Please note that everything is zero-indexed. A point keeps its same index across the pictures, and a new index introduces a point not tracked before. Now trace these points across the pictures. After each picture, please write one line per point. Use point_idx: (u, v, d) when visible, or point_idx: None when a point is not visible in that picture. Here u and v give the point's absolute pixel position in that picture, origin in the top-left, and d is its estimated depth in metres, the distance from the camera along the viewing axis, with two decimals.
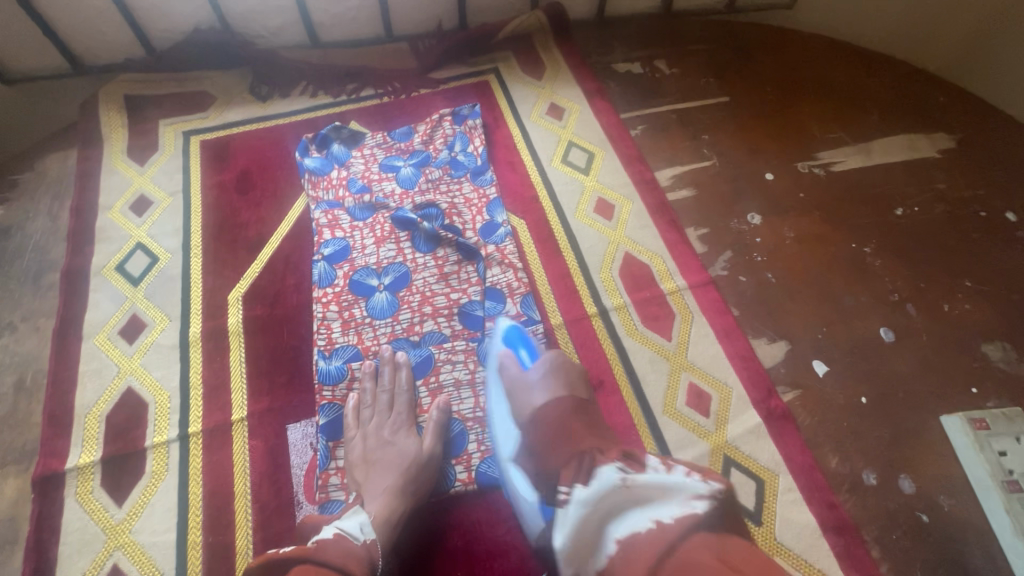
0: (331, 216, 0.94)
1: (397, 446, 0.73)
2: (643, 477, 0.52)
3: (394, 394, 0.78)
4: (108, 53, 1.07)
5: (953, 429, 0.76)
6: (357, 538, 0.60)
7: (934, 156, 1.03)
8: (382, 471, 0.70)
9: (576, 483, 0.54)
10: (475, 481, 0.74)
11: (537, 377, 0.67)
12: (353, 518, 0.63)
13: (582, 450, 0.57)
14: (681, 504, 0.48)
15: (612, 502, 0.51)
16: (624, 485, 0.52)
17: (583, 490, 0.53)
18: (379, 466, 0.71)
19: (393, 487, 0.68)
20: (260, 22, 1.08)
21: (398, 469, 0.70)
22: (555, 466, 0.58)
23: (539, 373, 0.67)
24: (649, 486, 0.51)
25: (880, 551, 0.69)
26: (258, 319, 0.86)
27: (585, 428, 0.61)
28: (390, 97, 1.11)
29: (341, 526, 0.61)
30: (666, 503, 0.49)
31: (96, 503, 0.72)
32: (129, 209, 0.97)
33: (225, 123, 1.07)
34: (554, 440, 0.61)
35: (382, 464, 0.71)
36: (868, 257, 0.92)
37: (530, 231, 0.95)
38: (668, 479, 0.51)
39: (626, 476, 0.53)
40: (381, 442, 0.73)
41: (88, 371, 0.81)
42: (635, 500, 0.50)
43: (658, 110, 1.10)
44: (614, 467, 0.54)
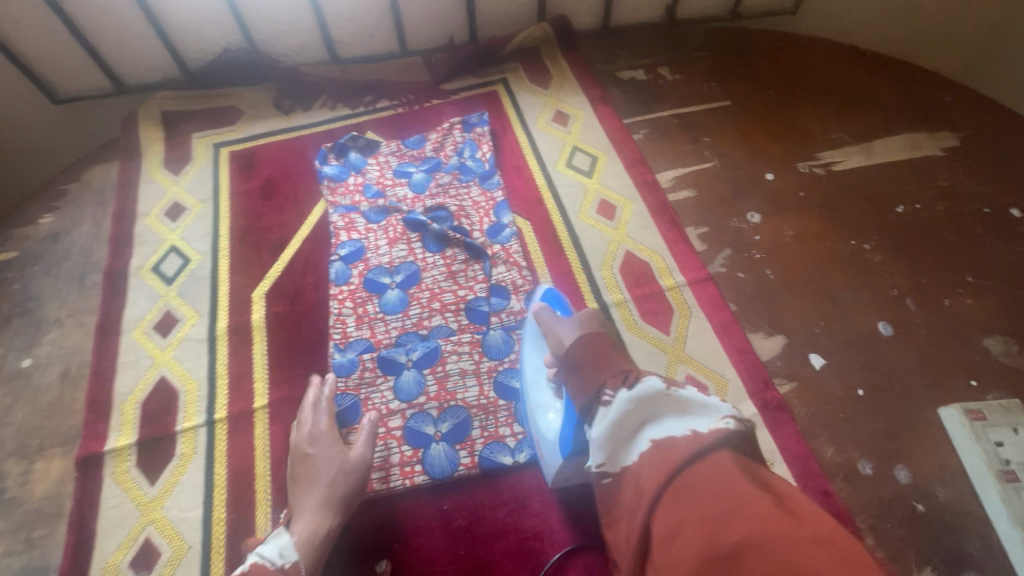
0: (347, 219, 1.00)
1: (319, 459, 0.74)
2: (688, 389, 0.49)
3: (320, 412, 0.79)
4: (146, 73, 1.17)
5: (950, 421, 0.77)
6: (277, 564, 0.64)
7: (937, 154, 1.04)
8: (306, 494, 0.71)
9: (620, 386, 0.51)
10: (477, 465, 0.78)
11: (572, 324, 0.68)
12: (274, 542, 0.67)
13: (622, 367, 0.53)
14: (716, 419, 0.46)
15: (656, 407, 0.49)
16: (667, 392, 0.49)
17: (628, 391, 0.50)
18: (303, 482, 0.72)
19: (315, 502, 0.70)
20: (284, 42, 1.17)
21: (318, 484, 0.71)
22: (594, 383, 0.54)
23: (574, 319, 0.68)
24: (691, 398, 0.49)
25: (874, 538, 0.70)
26: (279, 315, 0.92)
27: (616, 349, 0.57)
28: (404, 108, 1.18)
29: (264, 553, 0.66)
30: (703, 416, 0.47)
31: (131, 482, 0.78)
32: (164, 215, 1.05)
33: (252, 134, 1.15)
34: (587, 360, 0.56)
35: (305, 480, 0.72)
36: (867, 254, 0.93)
37: (534, 231, 0.99)
38: (706, 393, 0.48)
39: (670, 386, 0.50)
40: (304, 458, 0.74)
41: (126, 362, 0.88)
42: (677, 407, 0.48)
43: (660, 115, 1.13)
44: (660, 376, 0.50)
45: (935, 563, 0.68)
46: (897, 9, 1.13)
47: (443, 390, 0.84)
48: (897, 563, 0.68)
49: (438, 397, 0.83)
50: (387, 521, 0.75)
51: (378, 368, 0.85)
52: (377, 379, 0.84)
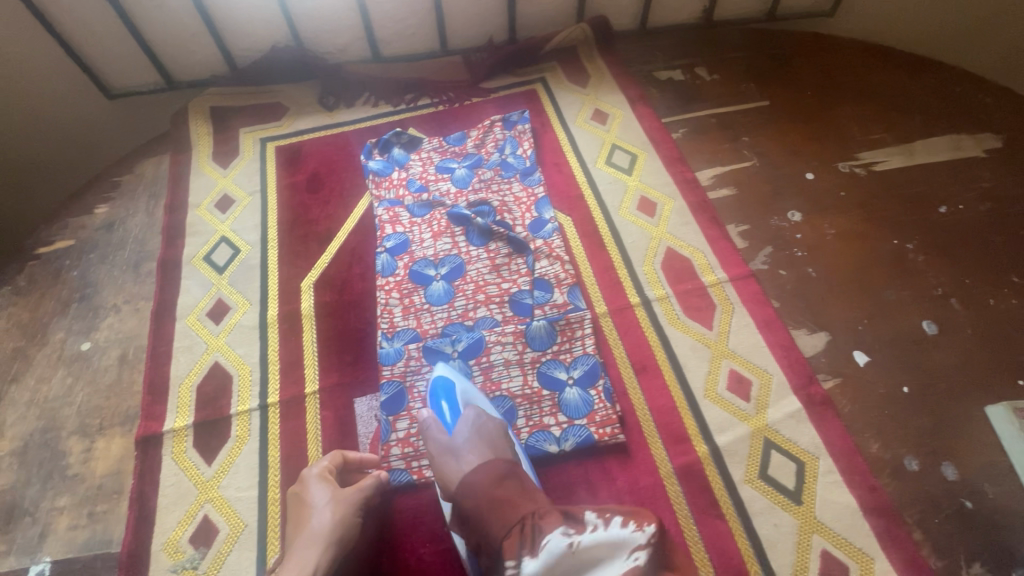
0: (392, 213, 1.02)
1: (311, 505, 0.72)
2: (586, 537, 0.56)
3: (339, 461, 0.76)
4: (197, 70, 1.21)
5: (997, 418, 0.77)
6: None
7: (979, 155, 1.04)
8: (302, 544, 0.69)
9: (524, 554, 0.55)
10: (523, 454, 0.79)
11: (465, 439, 0.71)
12: None
13: (522, 515, 0.59)
14: (625, 559, 0.55)
15: (565, 567, 0.54)
16: (573, 548, 0.55)
17: (535, 562, 0.54)
18: (295, 530, 0.71)
19: (304, 549, 0.68)
20: (329, 40, 1.20)
21: (308, 531, 0.70)
22: (498, 539, 0.58)
23: (460, 441, 0.71)
24: (596, 545, 0.55)
25: (921, 533, 0.70)
26: (328, 304, 0.94)
27: (518, 487, 0.63)
28: (445, 106, 1.20)
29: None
30: (611, 562, 0.55)
31: (189, 462, 0.81)
32: (214, 207, 1.08)
33: (297, 130, 1.18)
34: (493, 504, 0.62)
35: (296, 528, 0.71)
36: (909, 253, 0.93)
37: (575, 227, 1.01)
38: (608, 535, 0.56)
39: (572, 538, 0.56)
40: (298, 504, 0.73)
41: (181, 347, 0.91)
42: (585, 562, 0.55)
43: (699, 114, 1.14)
44: (560, 531, 0.56)
45: (984, 559, 0.68)
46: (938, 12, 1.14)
47: (489, 380, 0.85)
48: (945, 558, 0.69)
49: (483, 386, 0.85)
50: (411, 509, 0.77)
51: (424, 358, 0.87)
52: (424, 368, 0.86)
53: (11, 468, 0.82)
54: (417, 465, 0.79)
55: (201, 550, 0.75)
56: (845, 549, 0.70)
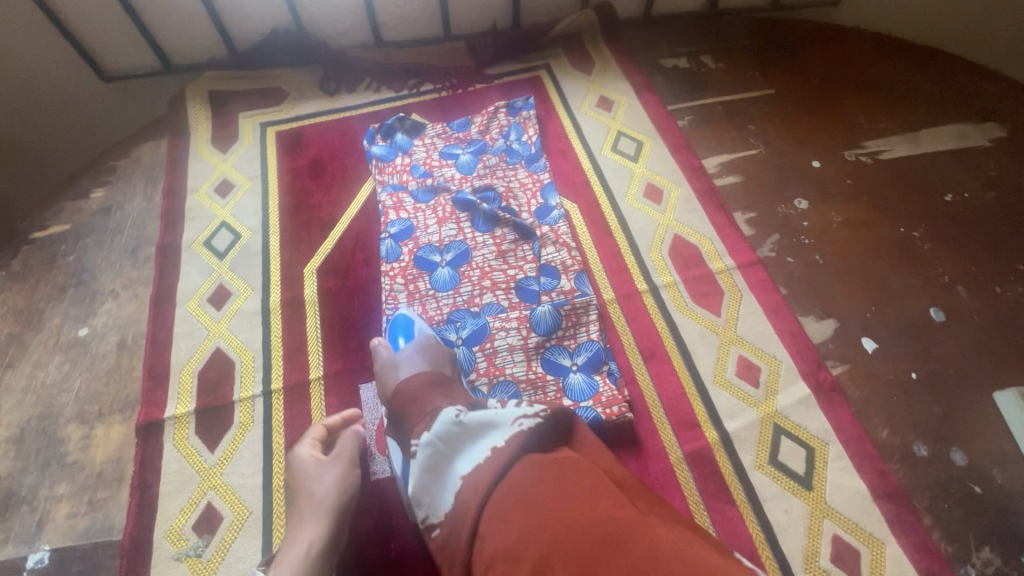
0: (395, 199, 1.01)
1: (307, 483, 0.70)
2: (475, 413, 0.58)
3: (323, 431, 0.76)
4: (195, 53, 1.18)
5: (1007, 406, 0.77)
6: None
7: (984, 144, 1.04)
8: (304, 520, 0.66)
9: (423, 431, 0.60)
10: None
11: (408, 352, 0.76)
12: None
13: (432, 408, 0.63)
14: (509, 426, 0.54)
15: (451, 439, 0.57)
16: (459, 422, 0.57)
17: (428, 435, 0.59)
18: (295, 511, 0.68)
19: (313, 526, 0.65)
20: (330, 23, 1.18)
21: (310, 509, 0.67)
22: (411, 426, 0.63)
23: (411, 349, 0.76)
24: (482, 420, 0.56)
25: (931, 518, 0.70)
26: (331, 290, 0.93)
27: (436, 391, 0.66)
28: (448, 92, 1.19)
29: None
30: (496, 431, 0.54)
31: (191, 449, 0.79)
32: (214, 192, 1.06)
33: (297, 115, 1.16)
34: (408, 404, 0.65)
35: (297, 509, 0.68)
36: (916, 241, 0.93)
37: (582, 214, 1.00)
38: (496, 411, 0.56)
39: (462, 413, 0.59)
40: (292, 489, 0.71)
41: (181, 333, 0.89)
42: (471, 432, 0.56)
43: (705, 102, 1.14)
44: (455, 409, 0.60)
45: (993, 543, 0.69)
46: (946, 3, 1.14)
47: (493, 367, 0.84)
48: (955, 543, 0.69)
49: (487, 373, 0.83)
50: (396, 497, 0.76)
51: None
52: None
53: (9, 456, 0.80)
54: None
55: (205, 538, 0.73)
56: (856, 534, 0.70)
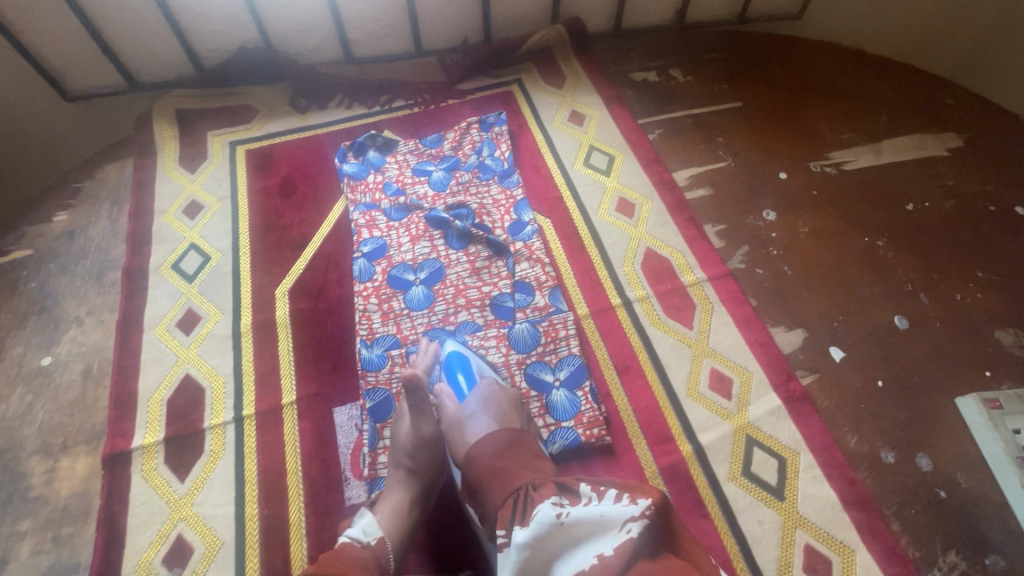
0: (368, 217, 1.00)
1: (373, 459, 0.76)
2: (576, 510, 0.53)
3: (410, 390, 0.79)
4: (161, 71, 1.17)
5: (967, 410, 0.79)
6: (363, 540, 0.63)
7: (942, 154, 1.07)
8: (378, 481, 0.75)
9: (515, 525, 0.54)
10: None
11: (474, 408, 0.72)
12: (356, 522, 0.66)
13: (517, 487, 0.58)
14: (618, 531, 0.50)
15: (554, 541, 0.52)
16: (560, 522, 0.52)
17: (522, 532, 0.53)
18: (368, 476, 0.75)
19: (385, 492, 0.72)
20: (300, 40, 1.17)
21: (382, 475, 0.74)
22: (494, 507, 0.59)
23: (477, 405, 0.73)
24: (587, 520, 0.52)
25: (900, 524, 0.72)
26: (303, 311, 0.92)
27: (519, 456, 0.64)
28: (421, 108, 1.19)
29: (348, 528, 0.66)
30: (605, 535, 0.50)
31: (161, 479, 0.77)
32: (182, 213, 1.04)
33: (268, 133, 1.15)
34: (490, 474, 0.63)
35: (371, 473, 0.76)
36: (880, 250, 0.96)
37: (555, 229, 1.00)
38: (600, 509, 0.52)
39: (561, 511, 0.53)
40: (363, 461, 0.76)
41: (149, 360, 0.88)
42: (576, 536, 0.51)
43: (674, 115, 1.15)
44: (550, 503, 0.54)
45: (959, 547, 0.70)
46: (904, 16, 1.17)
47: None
48: (923, 548, 0.70)
49: None
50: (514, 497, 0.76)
51: (408, 363, 0.85)
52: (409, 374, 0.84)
53: None
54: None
55: (176, 571, 0.71)
56: (828, 543, 0.71)
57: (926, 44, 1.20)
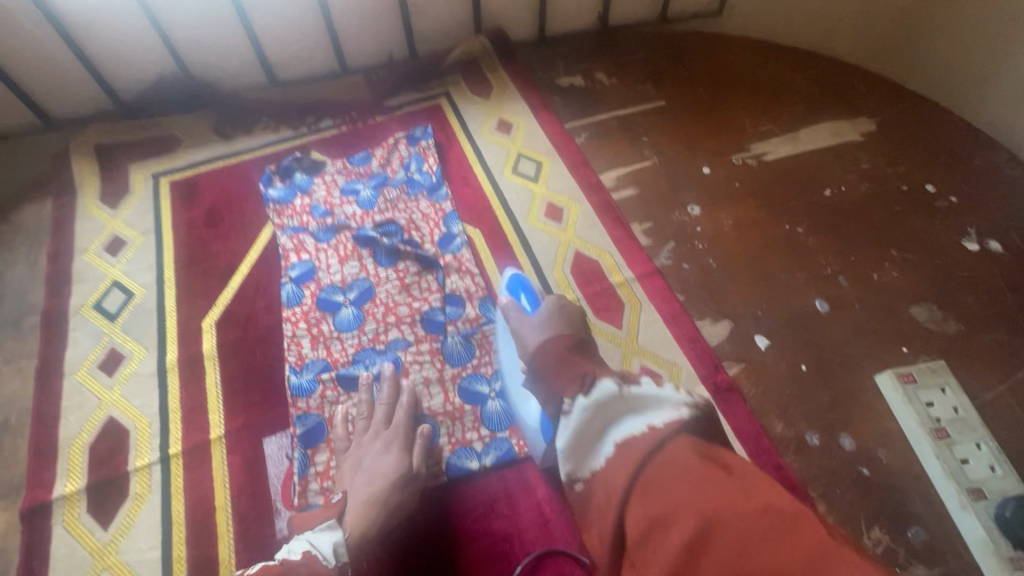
0: (296, 241, 0.99)
1: (383, 458, 0.74)
2: (638, 389, 0.55)
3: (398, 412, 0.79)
4: (77, 106, 1.14)
5: (884, 386, 0.81)
6: (327, 560, 0.63)
7: (857, 139, 1.11)
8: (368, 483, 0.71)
9: (579, 395, 0.58)
10: (445, 473, 0.77)
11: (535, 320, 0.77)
12: (326, 535, 0.66)
13: (584, 372, 0.61)
14: (670, 410, 0.51)
15: (612, 410, 0.54)
16: (621, 395, 0.55)
17: (586, 399, 0.56)
18: (365, 475, 0.72)
19: (373, 499, 0.69)
20: (220, 66, 1.16)
21: (382, 481, 0.71)
22: (558, 386, 0.61)
23: (539, 318, 0.77)
24: (645, 398, 0.54)
25: (825, 504, 0.74)
26: (230, 342, 0.90)
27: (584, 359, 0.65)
28: (348, 126, 1.18)
29: (314, 542, 0.65)
30: (657, 411, 0.52)
31: (83, 529, 0.75)
32: (104, 250, 1.02)
33: (192, 162, 1.13)
34: (555, 372, 0.63)
35: (367, 474, 0.72)
36: (801, 237, 0.98)
37: (485, 239, 1.01)
38: (658, 390, 0.54)
39: (622, 387, 0.57)
40: (373, 453, 0.74)
41: (71, 405, 0.85)
42: (631, 406, 0.54)
43: (600, 118, 1.17)
44: (612, 381, 0.57)
45: (881, 522, 0.72)
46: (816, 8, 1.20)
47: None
48: (847, 526, 0.72)
49: None
50: (505, 497, 0.76)
51: (340, 386, 0.84)
52: (341, 397, 0.83)
53: None
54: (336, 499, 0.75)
55: None
56: None
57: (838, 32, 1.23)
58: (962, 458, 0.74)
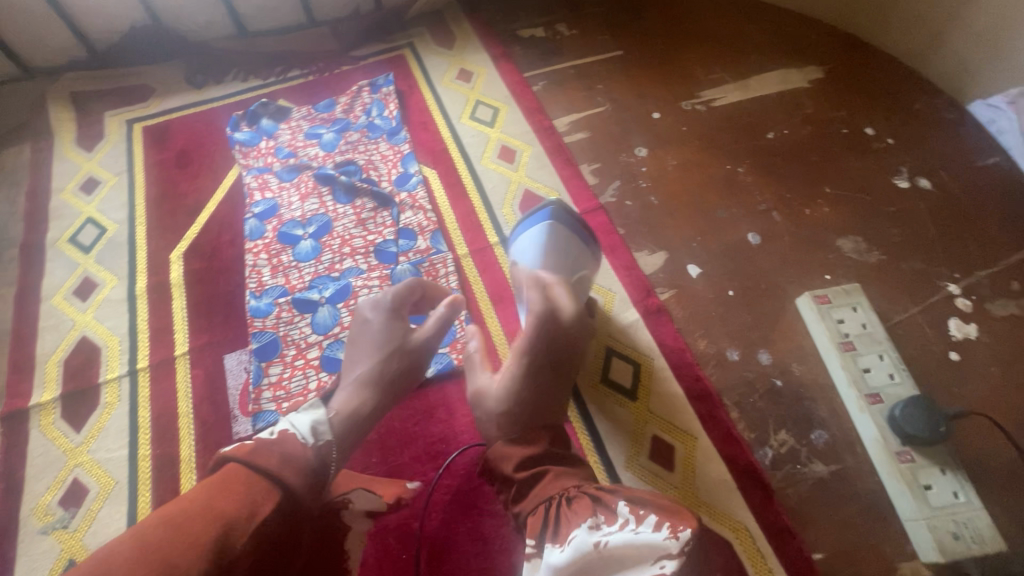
0: (261, 180, 1.05)
1: (376, 334, 0.73)
2: (615, 536, 0.48)
3: (378, 296, 0.77)
4: (54, 56, 1.19)
5: (802, 307, 0.86)
6: (304, 439, 0.57)
7: (804, 86, 1.14)
8: (356, 358, 0.72)
9: (549, 544, 0.53)
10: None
11: None
12: (307, 415, 0.61)
13: (552, 497, 0.58)
14: (653, 566, 0.44)
15: (587, 567, 0.48)
16: (598, 549, 0.48)
17: (557, 555, 0.50)
18: (356, 352, 0.73)
19: (359, 379, 0.69)
20: (190, 17, 1.19)
21: (371, 358, 0.72)
22: (530, 512, 0.60)
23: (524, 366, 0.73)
24: (624, 548, 0.47)
25: (738, 411, 0.80)
26: (197, 271, 0.96)
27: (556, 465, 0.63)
28: (315, 76, 1.22)
29: (292, 422, 0.59)
30: (638, 566, 0.45)
31: (58, 432, 0.82)
32: (80, 190, 1.07)
33: (164, 110, 1.18)
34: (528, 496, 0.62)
35: (359, 352, 0.73)
36: (740, 175, 1.03)
37: (440, 179, 1.05)
38: (638, 537, 0.47)
39: (599, 536, 0.49)
40: (365, 329, 0.75)
41: (47, 326, 0.91)
42: (610, 561, 0.47)
43: (558, 67, 1.21)
44: (585, 528, 0.51)
45: (788, 426, 0.78)
46: None
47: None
48: (756, 430, 0.78)
49: None
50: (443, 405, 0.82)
51: (295, 308, 0.90)
52: (295, 318, 0.89)
53: None
54: (286, 406, 0.82)
55: (71, 510, 0.76)
56: (670, 432, 0.78)
57: None
58: (865, 367, 0.79)
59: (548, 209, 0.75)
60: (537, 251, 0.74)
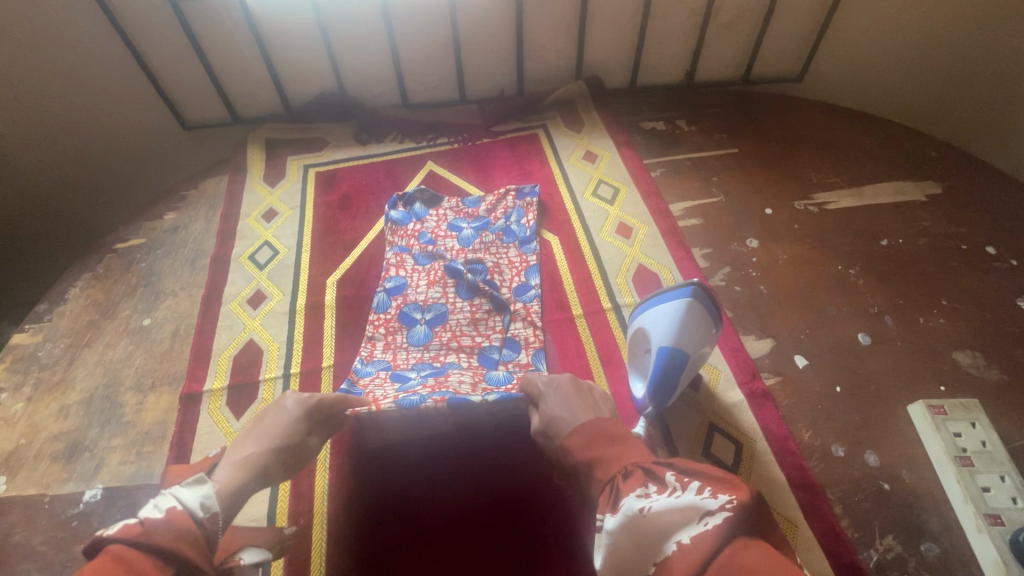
0: (399, 258, 1.15)
1: (281, 424, 0.76)
2: (660, 501, 0.53)
3: (310, 394, 0.80)
4: (259, 109, 1.46)
5: (915, 415, 0.88)
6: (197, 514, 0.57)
7: (921, 199, 1.18)
8: (250, 441, 0.73)
9: (607, 512, 0.57)
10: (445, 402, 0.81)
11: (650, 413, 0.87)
12: (194, 491, 0.60)
13: (610, 478, 0.61)
14: (697, 522, 0.48)
15: (636, 531, 0.53)
16: (644, 513, 0.53)
17: (612, 520, 0.55)
18: (256, 433, 0.75)
19: (241, 460, 0.70)
20: (367, 87, 1.44)
21: (268, 444, 0.73)
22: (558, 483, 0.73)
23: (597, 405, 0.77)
24: (668, 511, 0.52)
25: (842, 508, 0.80)
26: (347, 297, 1.12)
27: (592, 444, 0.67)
28: (459, 144, 1.42)
29: (181, 498, 0.58)
30: (684, 524, 0.49)
31: (221, 416, 0.96)
32: (261, 217, 1.29)
33: (334, 159, 1.40)
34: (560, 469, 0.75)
35: (259, 434, 0.74)
36: (852, 277, 1.06)
37: (561, 245, 1.18)
38: (679, 500, 0.52)
39: (646, 503, 0.54)
40: (276, 414, 0.77)
41: (223, 326, 1.09)
42: (656, 523, 0.51)
43: (676, 158, 1.32)
44: (635, 496, 0.55)
45: (896, 532, 0.78)
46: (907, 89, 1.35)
47: (439, 384, 0.89)
48: (862, 530, 0.78)
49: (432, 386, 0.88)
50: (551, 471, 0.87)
51: (389, 377, 0.94)
52: (384, 381, 0.93)
53: (79, 413, 0.99)
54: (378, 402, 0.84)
55: None
56: None
57: (929, 111, 1.37)
58: (984, 486, 0.80)
59: (692, 288, 0.80)
60: (673, 326, 0.81)
